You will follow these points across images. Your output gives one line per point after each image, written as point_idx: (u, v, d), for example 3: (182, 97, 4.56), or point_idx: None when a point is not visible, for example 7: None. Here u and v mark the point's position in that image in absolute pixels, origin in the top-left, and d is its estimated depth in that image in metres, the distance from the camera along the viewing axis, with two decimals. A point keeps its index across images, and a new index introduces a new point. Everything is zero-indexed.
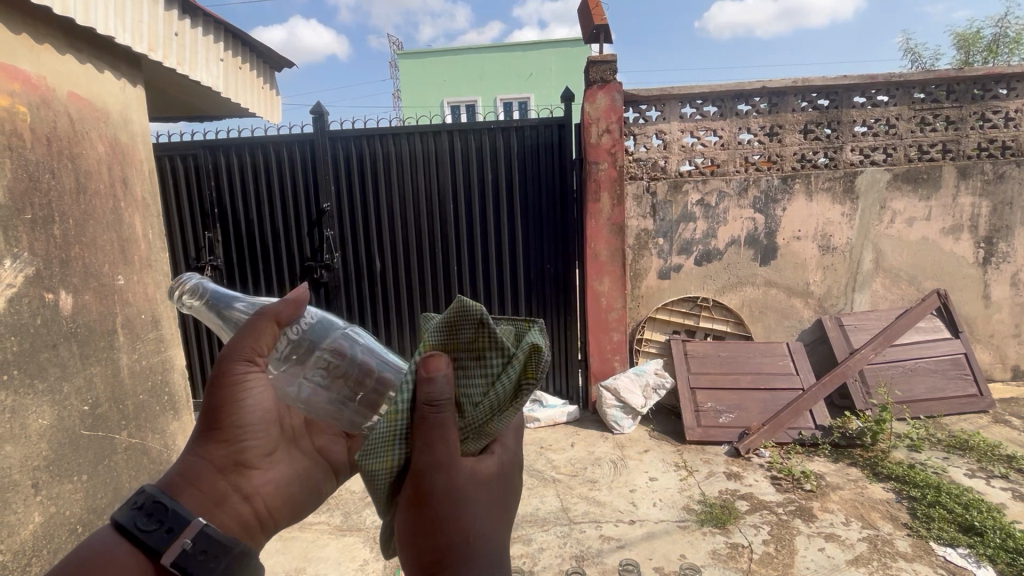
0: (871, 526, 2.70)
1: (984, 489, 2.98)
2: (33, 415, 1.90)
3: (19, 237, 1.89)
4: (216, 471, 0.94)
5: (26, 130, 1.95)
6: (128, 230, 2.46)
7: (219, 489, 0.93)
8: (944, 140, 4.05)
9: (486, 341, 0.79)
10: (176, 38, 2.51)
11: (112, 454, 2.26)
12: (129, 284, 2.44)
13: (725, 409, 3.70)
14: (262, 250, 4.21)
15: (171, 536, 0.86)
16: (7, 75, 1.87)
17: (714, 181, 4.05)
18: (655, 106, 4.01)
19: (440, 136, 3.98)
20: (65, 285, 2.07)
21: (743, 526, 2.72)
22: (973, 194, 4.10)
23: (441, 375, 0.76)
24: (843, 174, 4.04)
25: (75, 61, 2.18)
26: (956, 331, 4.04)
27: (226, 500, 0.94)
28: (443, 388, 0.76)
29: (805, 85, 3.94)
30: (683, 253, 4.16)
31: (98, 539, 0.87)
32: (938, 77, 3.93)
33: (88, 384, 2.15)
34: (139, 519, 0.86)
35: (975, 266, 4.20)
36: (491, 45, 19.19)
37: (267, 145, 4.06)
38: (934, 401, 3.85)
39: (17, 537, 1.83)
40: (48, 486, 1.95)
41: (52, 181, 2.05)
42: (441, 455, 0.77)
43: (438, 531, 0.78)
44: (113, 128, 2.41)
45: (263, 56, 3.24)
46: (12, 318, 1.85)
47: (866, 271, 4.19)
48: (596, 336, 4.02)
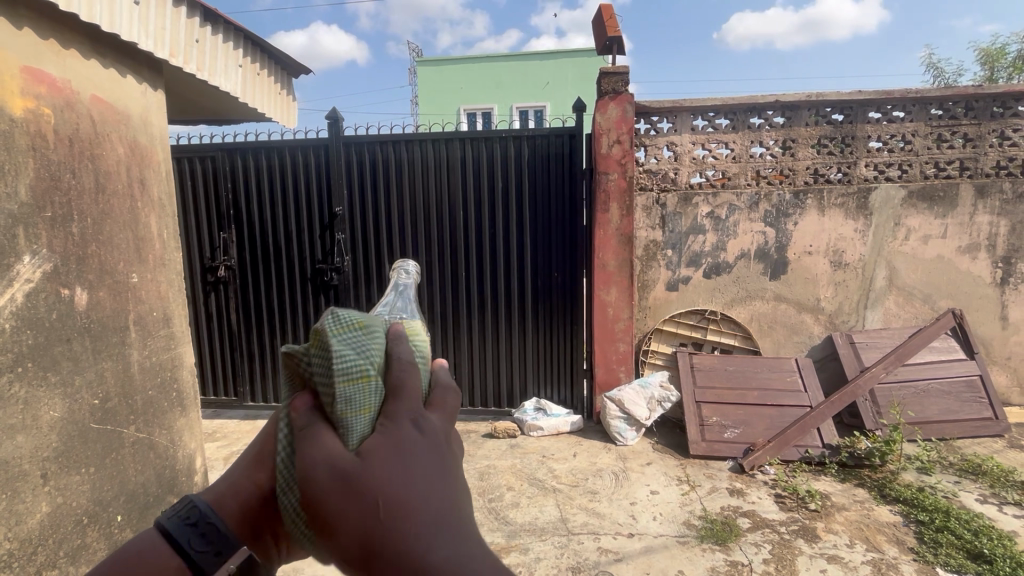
0: (876, 549, 2.64)
1: (995, 516, 2.90)
2: (45, 408, 1.95)
3: (39, 235, 1.96)
4: (254, 501, 0.72)
5: (50, 132, 2.03)
6: (144, 229, 2.52)
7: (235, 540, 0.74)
8: (962, 157, 3.98)
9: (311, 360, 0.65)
10: (197, 45, 2.59)
11: (119, 447, 2.32)
12: (143, 281, 2.51)
13: (730, 424, 3.65)
14: (274, 251, 4.28)
15: (220, 560, 0.73)
16: (33, 78, 1.95)
17: (724, 195, 4.03)
18: (666, 118, 4.01)
19: (452, 144, 4.03)
20: (80, 281, 2.13)
21: (743, 544, 2.68)
22: (990, 213, 4.02)
23: (300, 406, 0.64)
24: (856, 189, 4.00)
25: (98, 65, 2.26)
26: (972, 352, 3.96)
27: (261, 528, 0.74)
28: (303, 423, 0.62)
29: (820, 100, 3.91)
30: (692, 265, 4.14)
31: (145, 541, 0.77)
32: (956, 94, 3.88)
33: (99, 378, 2.21)
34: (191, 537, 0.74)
35: (993, 286, 4.12)
36: (509, 54, 19.34)
37: (282, 149, 4.14)
38: (947, 423, 3.77)
39: (25, 526, 1.88)
40: (56, 477, 2.00)
41: (72, 181, 2.12)
42: (323, 467, 0.58)
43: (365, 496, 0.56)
44: (133, 131, 2.48)
45: (281, 63, 3.31)
46: (29, 312, 1.91)
47: (879, 288, 4.12)
48: (601, 346, 4.01)
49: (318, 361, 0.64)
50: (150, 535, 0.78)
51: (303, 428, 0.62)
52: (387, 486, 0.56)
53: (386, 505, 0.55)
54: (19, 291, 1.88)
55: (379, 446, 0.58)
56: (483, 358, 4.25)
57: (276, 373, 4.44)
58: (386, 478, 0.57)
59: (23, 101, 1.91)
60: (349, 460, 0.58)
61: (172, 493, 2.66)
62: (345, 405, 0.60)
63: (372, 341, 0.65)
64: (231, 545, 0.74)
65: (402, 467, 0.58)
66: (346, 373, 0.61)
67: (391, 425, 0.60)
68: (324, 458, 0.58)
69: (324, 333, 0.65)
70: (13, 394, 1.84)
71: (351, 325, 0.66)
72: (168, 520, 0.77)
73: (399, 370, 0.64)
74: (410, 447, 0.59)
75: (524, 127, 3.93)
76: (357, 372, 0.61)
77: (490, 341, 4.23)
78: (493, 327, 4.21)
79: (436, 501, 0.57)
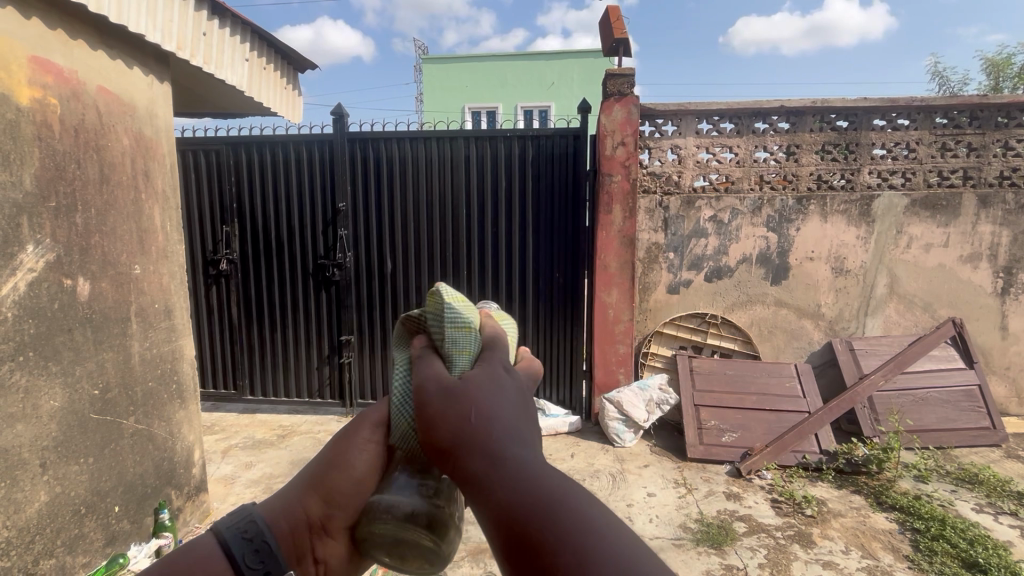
0: (871, 556, 2.64)
1: (991, 526, 2.91)
2: (45, 397, 1.96)
3: (42, 225, 1.96)
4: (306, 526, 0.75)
5: (56, 122, 2.03)
6: (147, 221, 2.52)
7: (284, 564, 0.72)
8: (965, 167, 3.98)
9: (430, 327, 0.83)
10: (204, 38, 2.59)
11: (118, 438, 2.32)
12: (145, 273, 2.51)
13: (728, 428, 3.66)
14: (277, 245, 4.28)
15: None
16: (40, 67, 1.95)
17: (728, 199, 4.03)
18: (671, 121, 4.01)
19: (456, 142, 4.03)
20: (82, 272, 2.13)
21: (739, 548, 2.69)
22: (993, 223, 4.02)
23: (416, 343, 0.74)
24: (859, 196, 4.00)
25: (105, 56, 2.26)
26: (971, 361, 3.96)
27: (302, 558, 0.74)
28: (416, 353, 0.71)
29: (825, 106, 3.91)
30: (694, 269, 4.14)
31: (198, 552, 0.74)
32: (961, 103, 3.88)
33: (99, 368, 2.21)
34: (245, 552, 0.71)
35: (994, 296, 4.12)
36: (515, 53, 19.34)
37: (287, 143, 4.15)
38: (944, 432, 3.77)
39: (22, 514, 1.88)
40: (55, 466, 2.01)
41: (77, 171, 2.12)
42: (429, 379, 0.62)
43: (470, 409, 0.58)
44: (139, 122, 2.48)
45: (288, 57, 3.31)
46: (31, 301, 1.91)
47: (879, 296, 4.12)
48: (602, 348, 4.02)
49: (432, 314, 0.78)
50: (202, 543, 0.76)
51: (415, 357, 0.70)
52: (481, 397, 0.59)
53: (480, 412, 0.58)
54: (21, 280, 1.88)
55: (480, 373, 0.62)
56: None
57: (276, 367, 4.44)
58: (494, 395, 0.60)
59: (30, 91, 1.91)
60: (451, 379, 0.61)
61: (170, 484, 2.66)
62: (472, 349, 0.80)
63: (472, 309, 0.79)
64: (279, 567, 0.71)
65: (495, 390, 0.61)
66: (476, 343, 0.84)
67: (485, 365, 0.65)
68: (430, 373, 0.63)
69: (440, 295, 0.80)
70: (14, 382, 1.84)
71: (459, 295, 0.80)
72: (223, 530, 0.74)
73: (492, 330, 0.74)
74: (501, 381, 0.63)
75: (529, 127, 3.93)
76: (463, 323, 0.73)
77: None
78: None
79: (524, 424, 0.59)
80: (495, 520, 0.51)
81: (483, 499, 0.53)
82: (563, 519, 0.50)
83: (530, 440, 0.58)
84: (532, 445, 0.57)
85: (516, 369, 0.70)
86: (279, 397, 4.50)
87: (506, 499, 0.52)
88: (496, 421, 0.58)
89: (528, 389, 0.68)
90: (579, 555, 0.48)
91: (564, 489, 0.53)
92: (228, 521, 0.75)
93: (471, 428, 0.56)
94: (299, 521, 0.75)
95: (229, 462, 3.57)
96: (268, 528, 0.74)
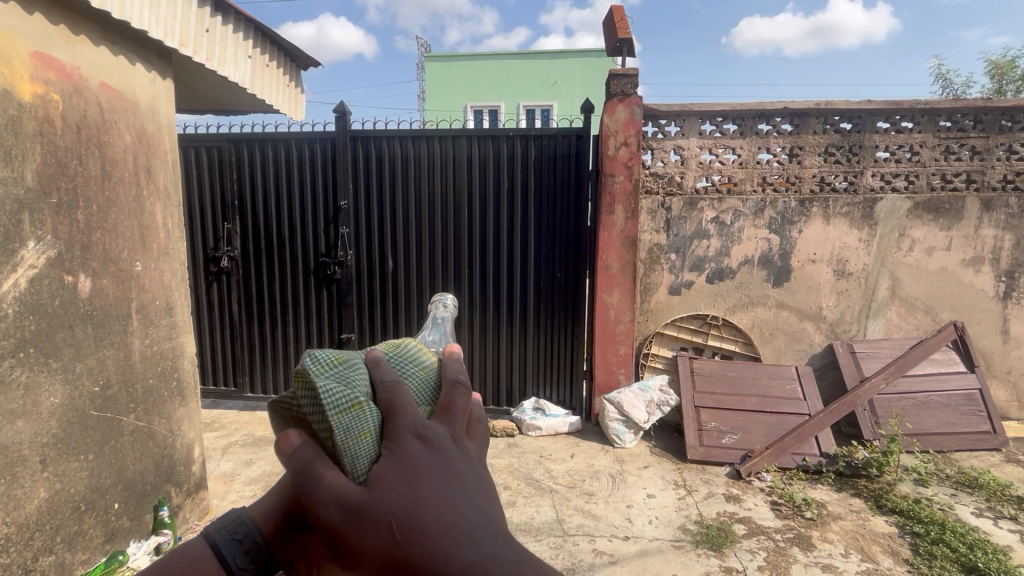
0: (870, 559, 2.64)
1: (990, 530, 2.90)
2: (46, 394, 1.96)
3: (44, 221, 1.96)
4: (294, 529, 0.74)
5: (58, 117, 2.02)
6: (149, 217, 2.51)
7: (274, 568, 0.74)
8: (969, 170, 3.97)
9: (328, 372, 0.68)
10: (207, 34, 2.58)
11: (118, 435, 2.32)
12: (146, 270, 2.50)
13: (728, 430, 3.66)
14: (278, 243, 4.28)
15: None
16: (42, 63, 1.94)
17: (730, 200, 4.03)
18: (674, 122, 4.00)
19: (459, 141, 4.02)
20: (84, 269, 2.13)
21: (738, 551, 2.68)
22: (995, 227, 4.02)
23: (292, 444, 0.62)
24: (862, 199, 3.99)
25: (107, 52, 2.25)
26: (972, 365, 3.95)
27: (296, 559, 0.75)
28: (301, 461, 0.60)
29: (829, 108, 3.90)
30: (695, 270, 4.13)
31: (191, 555, 0.76)
32: (966, 106, 3.87)
33: (100, 365, 2.21)
34: (235, 552, 0.74)
35: (996, 300, 4.11)
36: (518, 52, 19.32)
37: (289, 140, 4.14)
38: (945, 436, 3.77)
39: (22, 511, 1.88)
40: (55, 463, 2.00)
41: (79, 167, 2.11)
42: (330, 502, 0.57)
43: (392, 522, 0.56)
44: (141, 119, 2.47)
45: (290, 55, 3.30)
46: (31, 298, 1.91)
47: (881, 299, 4.12)
48: (602, 349, 4.01)
49: (307, 398, 0.63)
50: (192, 547, 0.78)
51: (303, 467, 0.60)
52: (398, 507, 0.56)
53: (405, 524, 0.56)
54: (22, 276, 1.87)
55: (390, 472, 0.58)
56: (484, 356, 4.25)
57: (276, 365, 4.44)
58: (412, 493, 0.57)
59: (32, 86, 1.91)
60: (355, 492, 0.57)
61: (169, 482, 2.66)
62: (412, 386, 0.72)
63: (354, 374, 0.66)
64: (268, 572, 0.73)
65: (416, 489, 0.57)
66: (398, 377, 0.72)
67: (394, 448, 0.60)
68: (329, 490, 0.58)
69: (309, 374, 0.65)
70: (15, 378, 1.84)
71: (331, 363, 0.66)
72: (214, 534, 0.76)
73: (387, 396, 0.64)
74: (424, 466, 0.59)
75: (531, 127, 3.92)
76: (348, 402, 0.61)
77: (491, 339, 4.22)
78: (494, 325, 4.21)
79: (459, 514, 0.58)
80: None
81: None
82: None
83: (468, 529, 0.57)
84: (471, 537, 0.57)
85: (438, 418, 0.65)
86: (279, 394, 4.50)
87: None
88: (421, 523, 0.56)
89: (459, 440, 0.65)
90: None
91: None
92: (222, 521, 0.77)
93: (402, 545, 0.55)
94: (285, 520, 0.76)
95: (229, 459, 3.57)
96: (258, 529, 0.76)
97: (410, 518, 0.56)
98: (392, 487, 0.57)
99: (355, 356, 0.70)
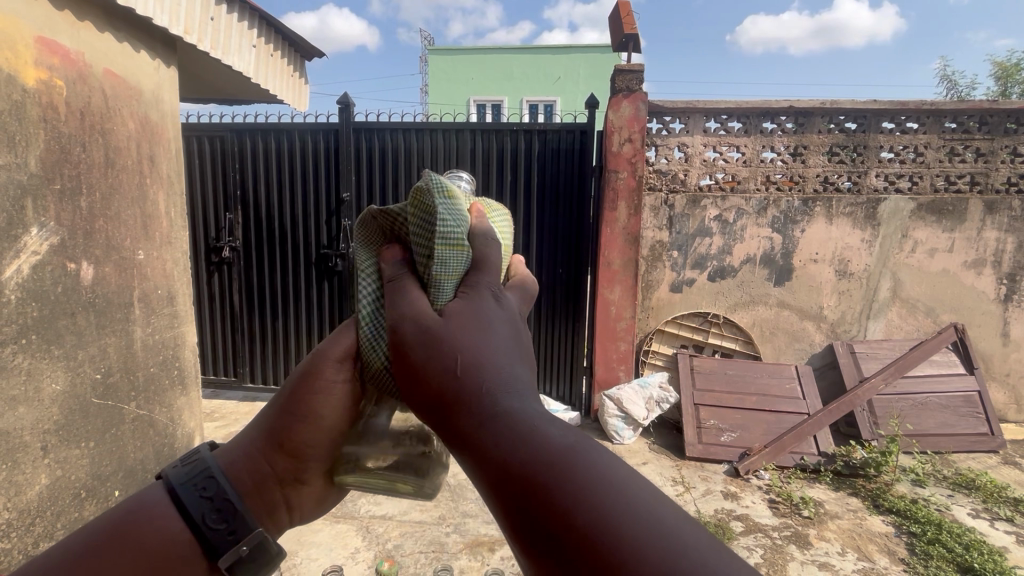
0: (867, 558, 2.65)
1: (986, 531, 2.92)
2: (47, 380, 1.96)
3: (47, 207, 1.95)
4: (272, 481, 0.72)
5: (62, 104, 2.01)
6: (151, 206, 2.51)
7: (252, 521, 0.72)
8: (973, 172, 3.97)
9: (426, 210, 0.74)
10: (212, 22, 2.56)
11: (119, 423, 2.32)
12: (148, 259, 2.50)
13: (727, 427, 3.67)
14: (279, 234, 4.27)
15: (234, 539, 0.70)
16: (47, 49, 1.93)
17: (733, 198, 4.02)
18: (679, 118, 3.98)
19: (463, 134, 4.00)
20: (86, 256, 2.13)
21: (736, 548, 2.70)
22: (998, 229, 4.01)
23: (393, 258, 0.71)
24: (865, 200, 3.99)
25: (112, 39, 2.24)
26: (972, 367, 3.96)
27: (275, 510, 0.73)
28: (392, 275, 0.68)
29: (834, 107, 3.89)
30: (697, 268, 4.13)
31: (151, 505, 0.72)
32: (972, 108, 3.86)
33: (102, 353, 2.21)
34: (205, 510, 0.70)
35: (996, 303, 4.12)
36: (521, 47, 19.23)
37: (292, 132, 4.13)
38: (942, 437, 3.78)
39: (24, 496, 1.89)
40: (56, 450, 2.01)
41: (82, 155, 2.10)
42: (407, 319, 0.60)
43: (459, 351, 0.57)
44: (145, 106, 2.46)
45: (295, 45, 3.28)
46: (33, 285, 1.90)
47: (882, 299, 4.12)
48: (603, 345, 4.02)
49: (416, 222, 0.74)
50: (153, 495, 0.73)
51: (393, 280, 0.68)
52: (468, 340, 0.57)
53: (473, 357, 0.56)
54: (25, 263, 1.87)
55: (462, 310, 0.61)
56: None
57: (277, 356, 4.44)
58: (479, 336, 0.58)
59: (36, 72, 1.90)
60: (432, 318, 0.60)
61: None
62: (440, 265, 0.66)
63: (458, 214, 0.74)
64: (246, 527, 0.71)
65: (487, 332, 0.59)
66: (444, 237, 0.69)
67: (470, 294, 0.64)
68: (411, 307, 0.62)
69: (425, 196, 0.74)
70: (17, 364, 1.84)
71: (444, 194, 0.75)
72: (178, 487, 0.72)
73: (485, 246, 0.71)
74: (493, 319, 0.61)
75: (536, 121, 3.90)
76: (454, 240, 0.70)
77: None
78: None
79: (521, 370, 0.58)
80: (489, 471, 0.50)
81: (479, 455, 0.52)
82: (568, 460, 0.49)
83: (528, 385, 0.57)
84: (527, 393, 0.56)
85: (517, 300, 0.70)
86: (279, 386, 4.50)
87: (505, 445, 0.51)
88: (485, 364, 0.56)
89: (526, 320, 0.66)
90: (589, 505, 0.47)
91: (566, 438, 0.52)
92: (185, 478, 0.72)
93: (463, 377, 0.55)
94: (263, 478, 0.73)
95: None
96: (231, 485, 0.72)
97: (473, 353, 0.56)
98: (464, 326, 0.59)
99: (465, 199, 0.79)
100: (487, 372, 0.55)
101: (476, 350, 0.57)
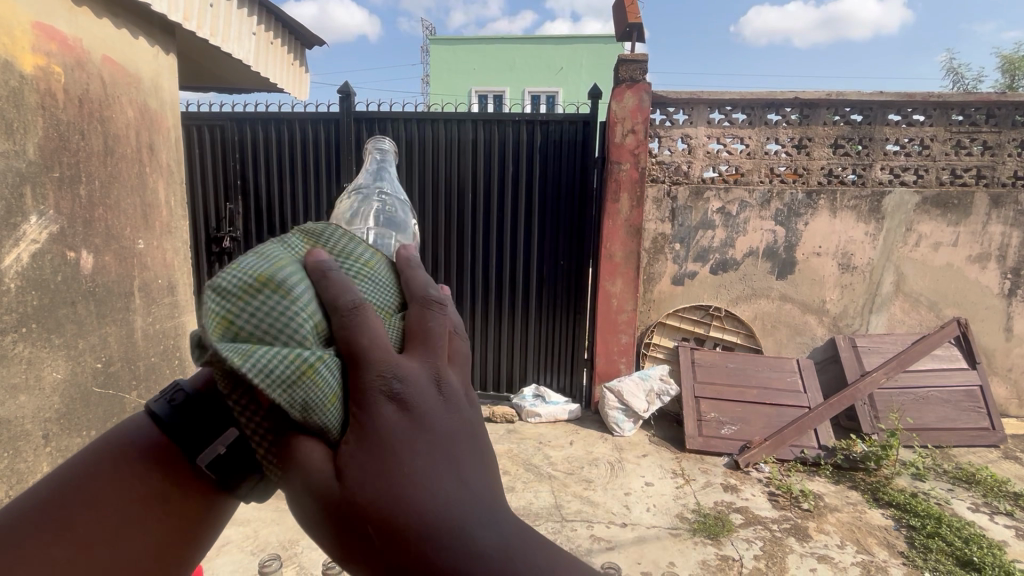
0: (866, 551, 2.65)
1: (986, 525, 2.92)
2: (49, 368, 1.95)
3: (46, 196, 1.94)
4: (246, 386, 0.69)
5: (60, 91, 1.99)
6: (151, 194, 2.49)
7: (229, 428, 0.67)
8: (979, 165, 3.93)
9: (239, 307, 0.50)
10: (211, 9, 2.52)
11: (120, 412, 2.32)
12: (148, 248, 2.49)
13: (727, 420, 3.67)
14: (280, 224, 4.26)
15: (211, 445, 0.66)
16: (44, 34, 1.91)
17: (736, 191, 3.99)
18: (683, 110, 3.95)
19: (464, 124, 3.98)
20: (86, 245, 2.12)
21: (735, 539, 2.70)
22: (1003, 223, 3.99)
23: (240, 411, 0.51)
24: (870, 193, 3.96)
25: (110, 25, 2.22)
26: (973, 361, 3.95)
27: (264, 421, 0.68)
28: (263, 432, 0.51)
29: (839, 99, 3.85)
30: (699, 260, 4.11)
31: (131, 427, 0.72)
32: (979, 100, 3.82)
33: (103, 342, 2.21)
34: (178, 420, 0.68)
35: (1000, 297, 4.10)
36: (524, 37, 19.08)
37: (293, 121, 4.10)
38: (943, 431, 3.78)
39: (27, 484, 1.90)
40: (57, 438, 2.01)
41: (81, 143, 2.09)
42: (306, 491, 0.49)
43: (379, 505, 0.47)
44: (144, 95, 2.45)
45: (295, 33, 3.25)
46: (33, 273, 1.89)
47: (885, 293, 4.10)
48: (603, 337, 4.01)
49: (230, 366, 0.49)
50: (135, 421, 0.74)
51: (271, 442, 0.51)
52: (384, 496, 0.47)
53: (379, 510, 0.47)
54: (24, 251, 1.86)
55: (361, 455, 0.48)
56: (487, 341, 4.24)
57: None
58: (400, 475, 0.48)
59: (34, 58, 1.88)
60: (334, 479, 0.48)
61: None
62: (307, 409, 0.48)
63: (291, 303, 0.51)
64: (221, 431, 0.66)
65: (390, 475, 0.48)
66: (284, 377, 0.48)
67: (368, 415, 0.50)
68: (302, 473, 0.49)
69: (232, 316, 0.50)
70: (17, 353, 1.84)
71: (254, 287, 0.51)
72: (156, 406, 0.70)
73: (350, 332, 0.52)
74: (403, 440, 0.49)
75: (538, 112, 3.87)
76: (298, 367, 0.48)
77: (495, 325, 4.22)
78: (496, 312, 4.19)
79: (453, 495, 0.49)
80: None
81: None
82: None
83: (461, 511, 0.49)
84: (471, 525, 0.49)
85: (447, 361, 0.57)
86: None
87: None
88: (413, 512, 0.48)
89: (451, 397, 0.53)
90: None
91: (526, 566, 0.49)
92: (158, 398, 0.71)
93: (375, 539, 0.47)
94: None
95: None
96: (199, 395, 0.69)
97: (396, 504, 0.47)
98: (375, 467, 0.48)
99: (289, 261, 0.55)
100: (419, 523, 0.48)
101: (401, 491, 0.48)
